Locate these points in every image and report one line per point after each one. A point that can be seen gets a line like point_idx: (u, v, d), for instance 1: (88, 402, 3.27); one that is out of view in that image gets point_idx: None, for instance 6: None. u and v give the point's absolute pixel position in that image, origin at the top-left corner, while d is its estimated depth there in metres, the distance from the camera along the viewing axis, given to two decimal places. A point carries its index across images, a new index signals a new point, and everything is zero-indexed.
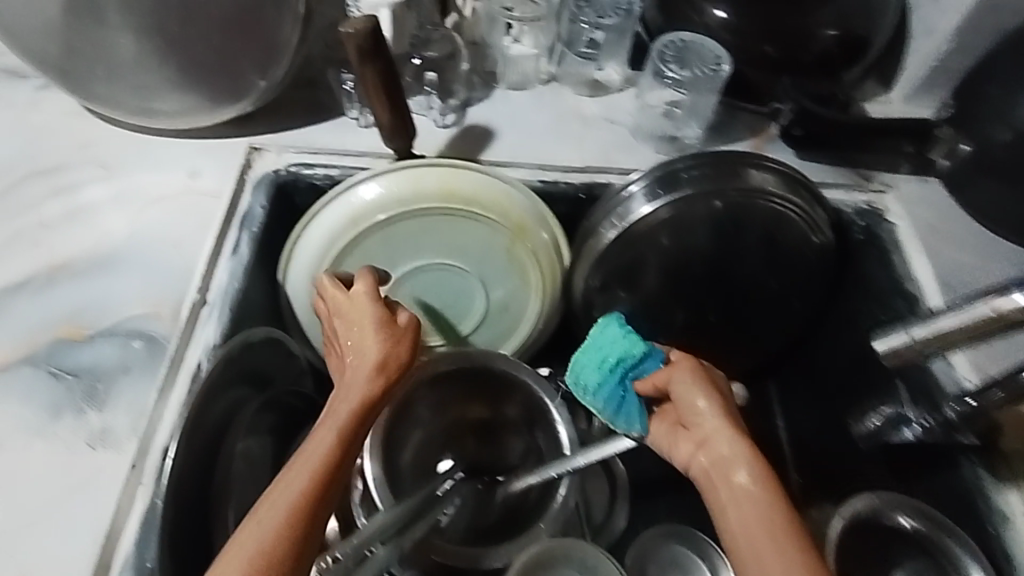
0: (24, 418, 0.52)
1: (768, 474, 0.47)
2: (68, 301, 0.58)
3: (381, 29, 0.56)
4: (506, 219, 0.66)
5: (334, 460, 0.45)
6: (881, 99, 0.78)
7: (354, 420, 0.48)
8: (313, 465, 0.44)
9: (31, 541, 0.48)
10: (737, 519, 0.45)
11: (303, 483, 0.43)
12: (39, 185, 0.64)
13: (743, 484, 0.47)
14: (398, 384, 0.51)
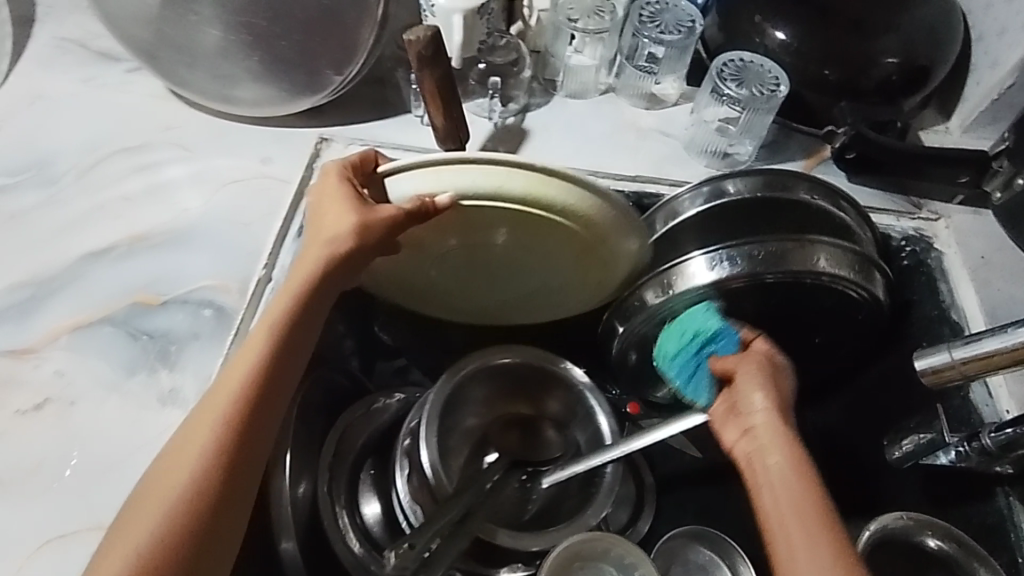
0: (100, 373, 0.56)
1: (803, 466, 0.50)
2: (146, 268, 0.62)
3: (440, 38, 0.61)
4: (596, 236, 0.58)
5: (257, 367, 0.47)
6: (938, 128, 0.78)
7: (276, 326, 0.49)
8: (237, 379, 0.47)
9: (102, 486, 0.52)
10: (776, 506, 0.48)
11: (228, 395, 0.46)
12: (124, 160, 0.69)
13: (779, 472, 0.50)
14: (332, 278, 0.52)
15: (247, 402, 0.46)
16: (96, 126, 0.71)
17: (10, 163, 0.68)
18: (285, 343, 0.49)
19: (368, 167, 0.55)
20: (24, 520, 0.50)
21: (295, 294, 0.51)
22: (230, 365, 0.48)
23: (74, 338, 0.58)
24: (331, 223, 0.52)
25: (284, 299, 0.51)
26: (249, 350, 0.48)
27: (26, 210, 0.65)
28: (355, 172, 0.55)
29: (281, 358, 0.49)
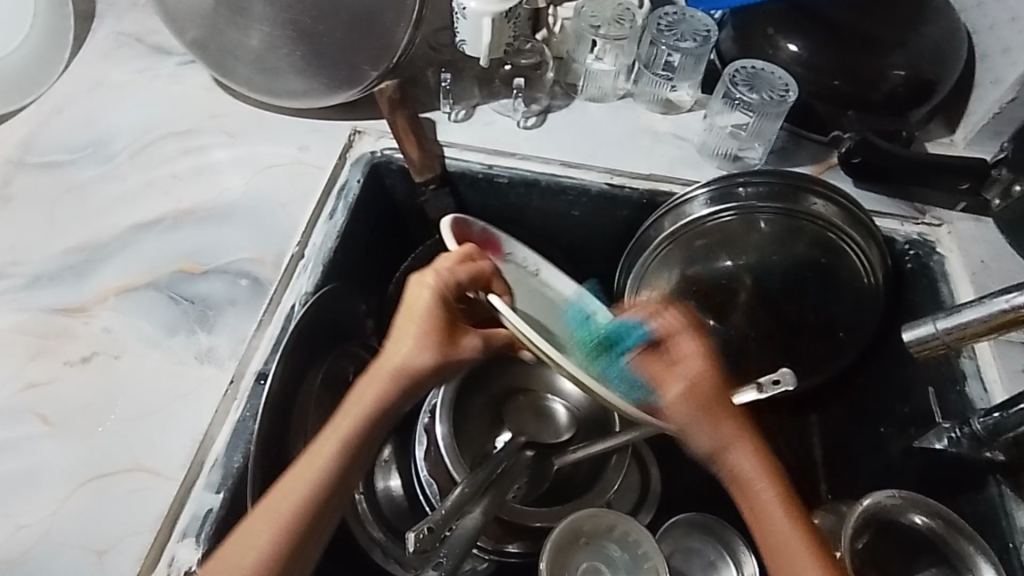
0: (144, 332, 0.61)
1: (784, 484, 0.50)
2: (190, 240, 0.67)
3: (404, 90, 0.74)
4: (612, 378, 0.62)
5: (339, 464, 0.48)
6: (944, 140, 0.81)
7: (360, 429, 0.49)
8: (320, 469, 0.47)
9: (143, 431, 0.56)
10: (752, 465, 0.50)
11: (307, 484, 0.47)
12: (174, 143, 0.74)
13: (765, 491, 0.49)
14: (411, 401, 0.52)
15: (312, 497, 0.47)
16: (149, 112, 0.76)
17: (69, 141, 0.73)
18: (352, 458, 0.49)
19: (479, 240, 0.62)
20: (70, 459, 0.55)
21: (359, 414, 0.49)
22: (309, 454, 0.48)
23: (121, 298, 0.63)
24: (395, 349, 0.52)
25: (352, 411, 0.50)
26: (330, 441, 0.49)
27: (82, 183, 0.71)
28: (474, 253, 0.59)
29: (348, 468, 0.48)
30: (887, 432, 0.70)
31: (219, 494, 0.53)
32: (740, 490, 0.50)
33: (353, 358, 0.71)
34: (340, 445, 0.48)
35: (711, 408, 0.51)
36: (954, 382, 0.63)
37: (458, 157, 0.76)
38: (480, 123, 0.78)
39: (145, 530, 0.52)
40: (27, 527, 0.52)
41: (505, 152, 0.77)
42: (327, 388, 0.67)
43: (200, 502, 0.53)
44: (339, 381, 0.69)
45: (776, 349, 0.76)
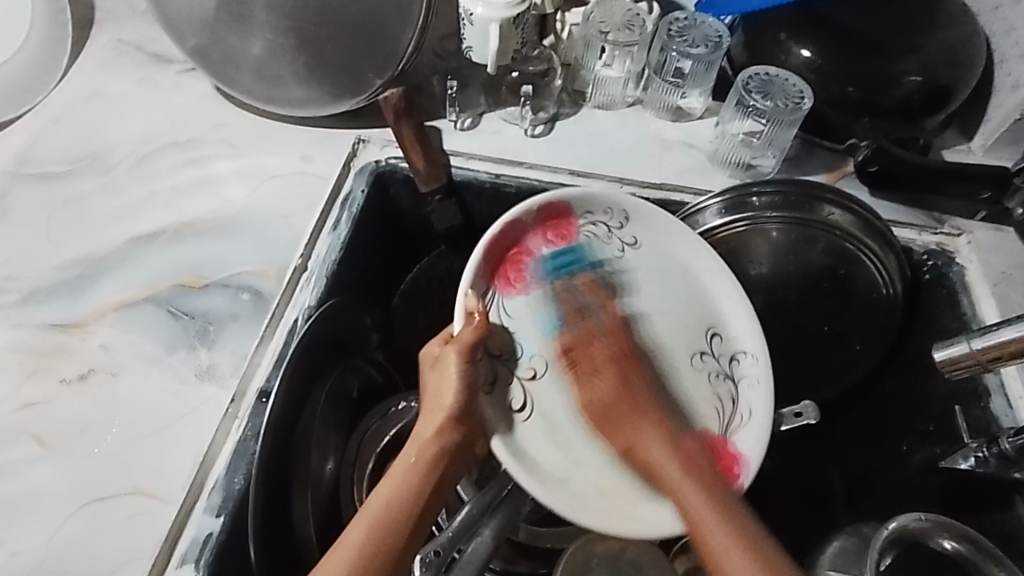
0: (143, 348, 0.59)
1: (696, 473, 0.54)
2: (191, 252, 0.65)
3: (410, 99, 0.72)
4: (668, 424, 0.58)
5: (398, 505, 0.48)
6: (960, 148, 0.79)
7: (417, 472, 0.50)
8: (378, 510, 0.47)
9: (142, 452, 0.54)
10: (671, 473, 0.53)
11: (366, 528, 0.46)
12: (176, 154, 0.72)
13: (682, 486, 0.52)
14: (461, 441, 0.52)
15: (377, 544, 0.46)
16: (149, 122, 0.75)
17: (68, 152, 0.72)
18: (421, 501, 0.49)
19: (525, 225, 0.59)
20: (67, 482, 0.53)
21: (416, 469, 0.50)
22: (370, 500, 0.48)
23: (120, 314, 0.61)
24: (440, 395, 0.53)
25: (402, 472, 0.50)
26: (388, 494, 0.48)
27: (81, 195, 0.69)
28: (493, 248, 0.58)
29: (421, 508, 0.49)
30: (910, 449, 0.67)
31: (220, 518, 0.52)
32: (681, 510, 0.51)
33: (356, 373, 0.69)
34: (398, 486, 0.49)
35: (613, 418, 0.56)
36: (977, 398, 0.61)
37: (466, 166, 0.74)
38: (486, 132, 0.77)
39: (144, 556, 0.50)
40: (22, 555, 0.50)
41: (512, 161, 0.75)
42: (331, 405, 0.65)
43: (201, 527, 0.51)
44: (343, 397, 0.67)
45: (797, 366, 0.72)
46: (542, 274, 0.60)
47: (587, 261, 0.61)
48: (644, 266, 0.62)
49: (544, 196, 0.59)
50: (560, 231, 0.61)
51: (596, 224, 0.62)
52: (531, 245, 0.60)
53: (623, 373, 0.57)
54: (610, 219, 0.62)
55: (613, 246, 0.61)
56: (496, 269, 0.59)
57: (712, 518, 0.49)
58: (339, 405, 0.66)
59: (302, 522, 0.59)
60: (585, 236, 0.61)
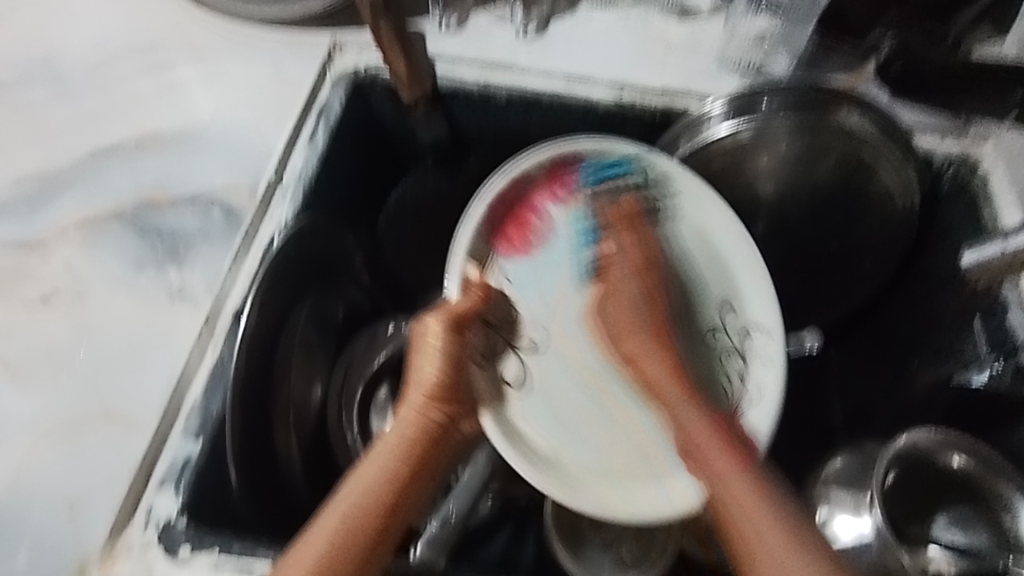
0: (110, 268, 0.56)
1: (664, 362, 0.48)
2: (157, 167, 0.61)
3: None
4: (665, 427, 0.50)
5: (376, 496, 0.44)
6: (995, 41, 0.67)
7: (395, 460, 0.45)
8: (358, 501, 0.43)
9: (113, 376, 0.52)
10: (654, 371, 0.48)
11: (337, 520, 0.43)
12: (135, 60, 0.66)
13: (653, 370, 0.48)
14: (445, 423, 0.48)
15: (349, 536, 0.42)
16: (105, 25, 0.68)
17: (18, 60, 0.66)
18: (398, 489, 0.44)
19: (535, 180, 0.54)
20: (37, 406, 0.51)
21: (393, 450, 0.46)
22: (341, 494, 0.44)
23: (83, 232, 0.57)
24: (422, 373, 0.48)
25: (379, 457, 0.45)
26: (361, 481, 0.44)
27: (36, 105, 0.64)
28: (500, 205, 0.54)
29: (392, 494, 0.44)
30: (919, 368, 0.64)
31: (199, 441, 0.49)
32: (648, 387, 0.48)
33: (342, 296, 0.66)
34: (373, 478, 0.44)
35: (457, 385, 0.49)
36: (992, 311, 0.57)
37: (453, 70, 0.68)
38: (473, 36, 0.70)
39: (119, 480, 0.48)
40: None
41: (503, 66, 0.69)
42: (313, 327, 0.62)
43: (179, 450, 0.48)
44: (327, 320, 0.64)
45: (800, 279, 0.71)
46: (557, 229, 0.54)
47: (596, 223, 0.54)
48: (655, 229, 0.54)
49: (562, 147, 0.54)
50: (564, 184, 0.54)
51: (598, 180, 0.54)
52: (539, 202, 0.54)
53: (652, 279, 0.50)
54: (633, 175, 0.54)
55: (620, 198, 0.54)
56: (499, 225, 0.54)
57: (709, 443, 0.44)
58: (322, 329, 0.63)
59: (284, 447, 0.57)
60: (594, 193, 0.54)
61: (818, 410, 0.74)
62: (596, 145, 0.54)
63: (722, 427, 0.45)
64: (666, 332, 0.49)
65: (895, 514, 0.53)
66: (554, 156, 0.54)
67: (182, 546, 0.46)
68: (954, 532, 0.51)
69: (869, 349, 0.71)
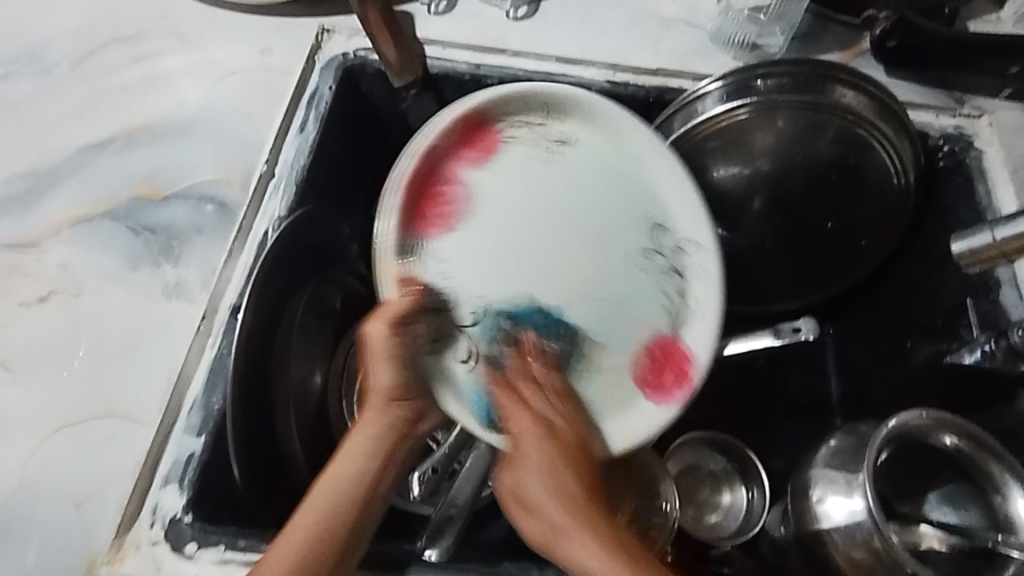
0: (104, 266, 0.56)
1: (564, 495, 0.46)
2: (146, 161, 0.60)
3: None
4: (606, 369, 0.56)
5: (358, 488, 0.45)
6: (989, 18, 0.68)
7: (372, 460, 0.46)
8: (339, 500, 0.44)
9: (112, 374, 0.52)
10: (535, 498, 0.46)
11: (318, 515, 0.43)
12: (119, 51, 0.65)
13: (509, 479, 0.48)
14: (403, 424, 0.49)
15: (331, 534, 0.43)
16: (88, 16, 0.67)
17: None
18: (370, 488, 0.46)
19: (442, 148, 0.57)
20: (39, 405, 0.51)
21: (368, 451, 0.46)
22: (316, 488, 0.45)
23: (75, 231, 0.57)
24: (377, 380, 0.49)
25: (352, 457, 0.46)
26: (331, 484, 0.45)
27: (19, 100, 0.63)
28: (411, 187, 0.56)
29: (370, 490, 0.46)
30: (915, 345, 0.65)
31: (202, 438, 0.50)
32: (516, 508, 0.47)
33: (338, 285, 0.66)
34: (351, 470, 0.45)
35: (584, 512, 0.45)
36: (987, 290, 0.58)
37: (443, 54, 0.67)
38: (462, 15, 0.69)
39: (125, 478, 0.49)
40: (1, 477, 0.49)
41: (494, 48, 0.68)
42: (311, 317, 0.62)
43: (182, 447, 0.50)
44: (324, 308, 0.64)
45: (796, 260, 0.70)
46: (471, 198, 0.58)
47: (518, 169, 0.59)
48: (581, 165, 0.60)
49: (451, 111, 0.57)
50: (477, 145, 0.58)
51: (516, 128, 0.59)
52: (449, 171, 0.57)
53: (565, 457, 0.48)
54: (535, 117, 0.59)
55: (540, 145, 0.59)
56: (418, 211, 0.56)
57: (554, 505, 0.45)
58: (320, 319, 0.63)
59: (287, 438, 0.58)
60: (513, 143, 0.59)
61: (815, 385, 0.75)
62: (499, 95, 0.57)
63: (598, 515, 0.45)
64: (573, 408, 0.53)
65: (886, 491, 0.57)
66: (459, 116, 0.57)
67: (190, 542, 0.47)
68: (944, 509, 0.54)
69: (864, 325, 0.72)
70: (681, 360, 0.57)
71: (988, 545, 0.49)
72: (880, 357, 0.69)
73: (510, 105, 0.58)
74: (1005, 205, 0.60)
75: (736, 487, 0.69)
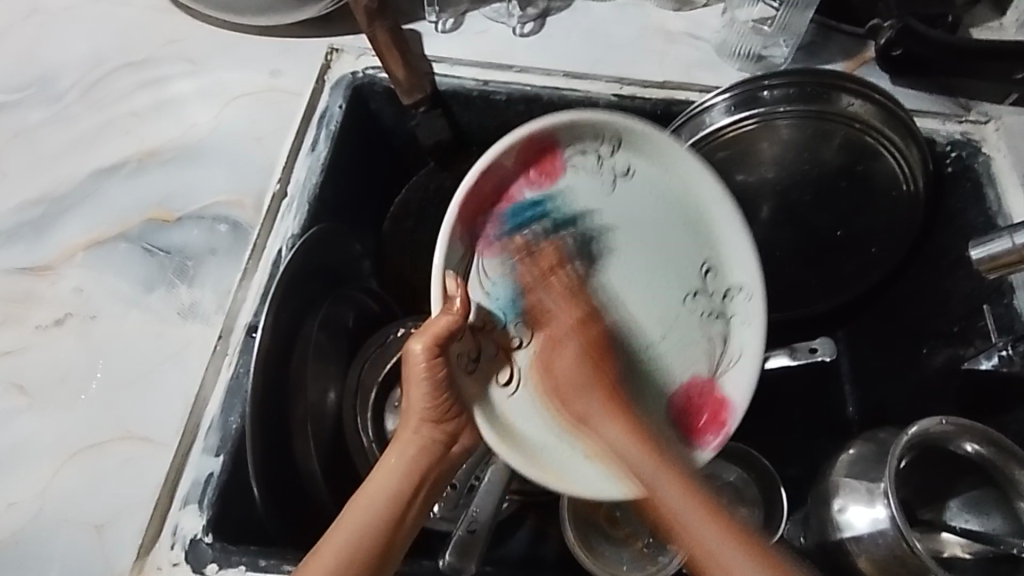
0: (120, 289, 0.56)
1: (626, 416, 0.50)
2: (160, 184, 0.61)
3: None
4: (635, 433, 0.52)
5: (389, 510, 0.45)
6: (991, 24, 0.69)
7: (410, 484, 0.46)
8: (371, 518, 0.44)
9: (129, 397, 0.52)
10: (596, 426, 0.50)
11: (347, 535, 0.43)
12: (131, 76, 0.66)
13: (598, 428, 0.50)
14: (444, 445, 0.49)
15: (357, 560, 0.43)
16: (99, 42, 0.68)
17: (11, 81, 0.66)
18: (403, 506, 0.46)
19: (506, 169, 0.52)
20: (56, 431, 0.51)
21: (400, 470, 0.47)
22: (355, 505, 0.45)
23: (89, 254, 0.58)
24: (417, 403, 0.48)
25: (386, 476, 0.46)
26: (354, 520, 0.44)
27: (32, 126, 0.64)
28: (471, 203, 0.51)
29: (400, 510, 0.45)
30: (930, 352, 0.64)
31: (220, 458, 0.50)
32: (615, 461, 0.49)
33: (351, 302, 0.66)
34: (387, 490, 0.45)
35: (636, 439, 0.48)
36: (1001, 294, 0.58)
37: (450, 72, 0.67)
38: (470, 33, 0.70)
39: (144, 500, 0.49)
40: (18, 504, 0.49)
41: (501, 64, 0.68)
42: (326, 336, 0.62)
43: (201, 468, 0.50)
44: (338, 327, 0.64)
45: (807, 268, 0.70)
46: (534, 220, 0.53)
47: (577, 201, 0.54)
48: (637, 204, 0.54)
49: (522, 133, 0.50)
50: (546, 167, 0.53)
51: (580, 155, 0.53)
52: (512, 188, 0.53)
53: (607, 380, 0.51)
54: (602, 146, 0.53)
55: (605, 176, 0.53)
56: (473, 231, 0.52)
57: (670, 490, 0.45)
58: (332, 337, 0.63)
59: (305, 459, 0.57)
60: (576, 171, 0.53)
61: (829, 392, 0.75)
62: (575, 119, 0.51)
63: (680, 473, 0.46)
64: (614, 348, 0.53)
65: (907, 497, 0.57)
66: (526, 138, 0.51)
67: (210, 564, 0.47)
68: (966, 515, 0.54)
69: (878, 331, 0.72)
70: (719, 405, 0.53)
71: (1014, 552, 0.49)
72: (893, 364, 0.69)
73: (580, 130, 0.52)
74: (1015, 210, 0.60)
75: (753, 501, 0.68)
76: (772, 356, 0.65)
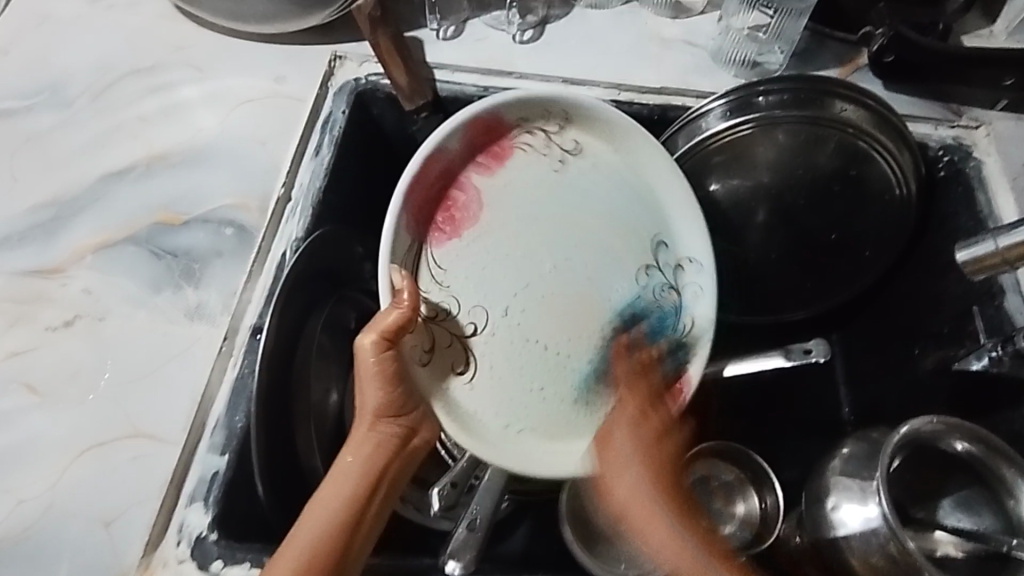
0: (127, 290, 0.57)
1: (648, 473, 0.55)
2: (166, 188, 0.62)
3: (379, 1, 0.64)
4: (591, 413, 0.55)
5: (350, 506, 0.48)
6: (982, 32, 0.70)
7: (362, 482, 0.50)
8: (331, 517, 0.47)
9: (136, 396, 0.53)
10: (623, 461, 0.55)
11: (308, 536, 0.46)
12: (139, 82, 0.67)
13: (631, 482, 0.55)
14: (393, 441, 0.53)
15: (322, 557, 0.46)
16: (107, 49, 0.69)
17: (21, 87, 0.67)
18: (360, 502, 0.49)
19: (453, 153, 0.57)
20: (65, 429, 0.52)
21: (355, 471, 0.50)
22: (312, 508, 0.48)
23: (98, 256, 0.59)
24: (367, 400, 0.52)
25: (342, 474, 0.50)
26: (314, 519, 0.47)
27: (41, 131, 0.65)
28: (421, 190, 0.56)
29: (359, 508, 0.49)
30: (922, 352, 0.65)
31: (226, 455, 0.51)
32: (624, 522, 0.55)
33: (353, 304, 0.67)
34: (345, 490, 0.49)
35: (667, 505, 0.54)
36: (992, 297, 0.59)
37: (451, 78, 0.69)
38: (470, 40, 0.71)
39: (151, 497, 0.50)
40: (28, 499, 0.50)
41: (500, 70, 0.69)
42: (328, 338, 0.63)
43: (206, 465, 0.51)
44: (341, 328, 0.65)
45: (802, 273, 0.71)
46: (484, 200, 0.58)
47: (528, 176, 0.59)
48: (588, 176, 0.60)
49: (462, 116, 0.56)
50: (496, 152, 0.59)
51: (531, 135, 0.59)
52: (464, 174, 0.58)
53: (649, 428, 0.56)
54: (550, 124, 0.60)
55: (552, 157, 0.59)
56: (431, 215, 0.57)
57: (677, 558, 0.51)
58: (336, 337, 0.64)
59: (308, 457, 0.59)
60: (524, 152, 0.59)
61: (824, 393, 0.76)
62: (520, 99, 0.57)
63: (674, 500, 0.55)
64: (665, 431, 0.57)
65: (901, 496, 0.58)
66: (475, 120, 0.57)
67: (216, 560, 0.48)
68: (958, 515, 0.55)
69: (872, 333, 0.73)
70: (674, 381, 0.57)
71: (1003, 549, 0.50)
72: (886, 365, 0.70)
73: (527, 112, 0.58)
74: (1004, 215, 0.62)
75: (750, 497, 0.70)
76: (766, 357, 0.64)
